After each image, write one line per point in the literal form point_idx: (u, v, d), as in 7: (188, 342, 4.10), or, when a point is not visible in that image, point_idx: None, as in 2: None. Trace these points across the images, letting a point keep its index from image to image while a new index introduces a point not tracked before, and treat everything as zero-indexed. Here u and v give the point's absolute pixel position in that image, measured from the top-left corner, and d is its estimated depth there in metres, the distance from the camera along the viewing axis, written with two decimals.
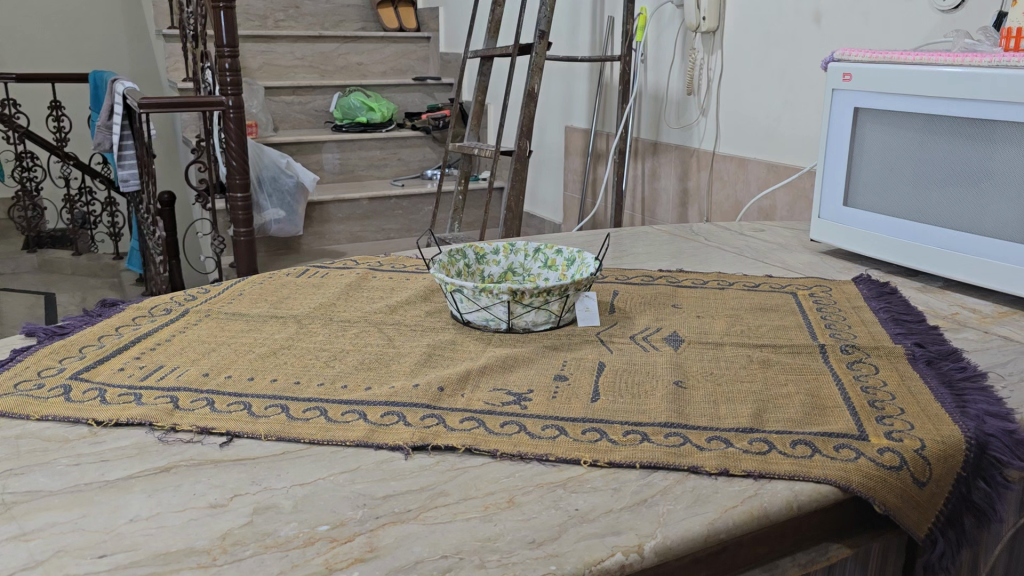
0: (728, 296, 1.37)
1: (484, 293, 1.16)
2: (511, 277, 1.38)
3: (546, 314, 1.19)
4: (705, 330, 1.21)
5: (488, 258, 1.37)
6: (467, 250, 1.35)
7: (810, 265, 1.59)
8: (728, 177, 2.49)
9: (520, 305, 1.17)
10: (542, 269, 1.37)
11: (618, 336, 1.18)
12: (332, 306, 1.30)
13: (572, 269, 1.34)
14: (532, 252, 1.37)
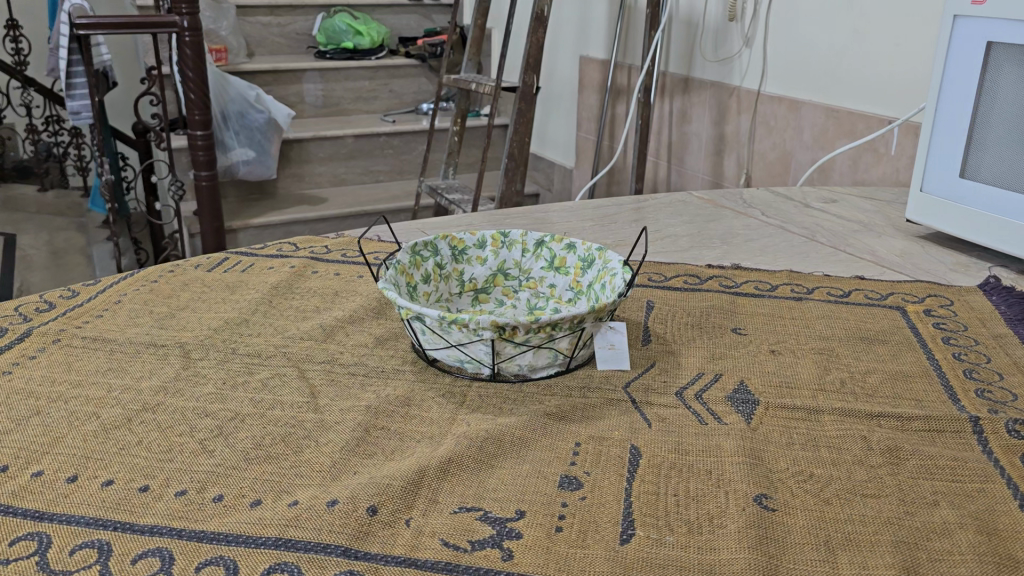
0: (808, 316, 0.97)
1: (455, 327, 0.76)
2: (502, 281, 0.98)
3: (550, 354, 0.80)
4: (787, 380, 0.82)
5: (469, 254, 0.97)
6: (439, 243, 0.95)
7: (909, 258, 1.18)
8: (777, 122, 2.04)
9: (512, 343, 0.77)
10: (546, 271, 0.98)
11: (659, 392, 0.79)
12: (246, 327, 0.91)
13: (589, 274, 0.94)
14: (531, 246, 0.98)
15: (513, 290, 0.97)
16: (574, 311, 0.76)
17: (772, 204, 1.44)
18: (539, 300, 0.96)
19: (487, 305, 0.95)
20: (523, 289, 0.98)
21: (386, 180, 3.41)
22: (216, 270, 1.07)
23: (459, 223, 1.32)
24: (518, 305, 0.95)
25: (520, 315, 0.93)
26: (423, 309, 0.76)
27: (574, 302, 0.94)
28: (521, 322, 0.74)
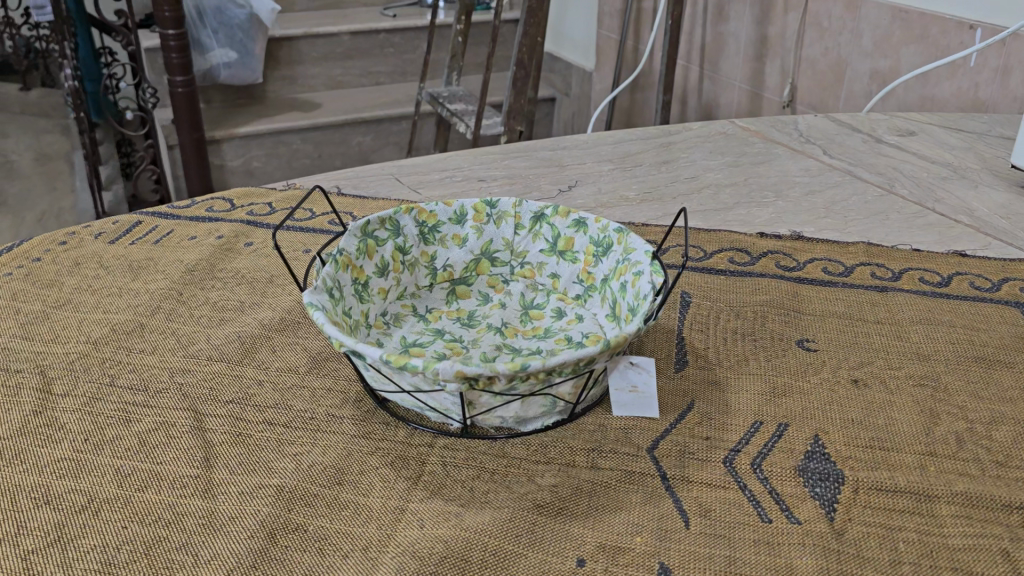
0: (898, 319, 0.72)
1: (406, 373, 0.52)
2: (487, 268, 0.74)
3: (547, 403, 0.56)
4: (880, 438, 0.58)
5: (443, 232, 0.73)
6: (401, 220, 0.71)
7: (1018, 219, 0.92)
8: (831, 24, 1.69)
9: (490, 394, 0.53)
10: (545, 255, 0.73)
11: (699, 460, 0.55)
12: (138, 338, 0.68)
13: (603, 264, 0.69)
14: (527, 221, 0.73)
15: (502, 281, 0.74)
16: (581, 351, 0.52)
17: (836, 140, 1.16)
18: (536, 296, 0.72)
19: (465, 303, 0.72)
20: (514, 279, 0.74)
21: (386, 82, 3.10)
22: (124, 246, 0.83)
23: (444, 164, 1.05)
24: (508, 304, 0.71)
25: (510, 320, 0.70)
26: (359, 346, 0.52)
27: (583, 301, 0.70)
28: (501, 371, 0.50)
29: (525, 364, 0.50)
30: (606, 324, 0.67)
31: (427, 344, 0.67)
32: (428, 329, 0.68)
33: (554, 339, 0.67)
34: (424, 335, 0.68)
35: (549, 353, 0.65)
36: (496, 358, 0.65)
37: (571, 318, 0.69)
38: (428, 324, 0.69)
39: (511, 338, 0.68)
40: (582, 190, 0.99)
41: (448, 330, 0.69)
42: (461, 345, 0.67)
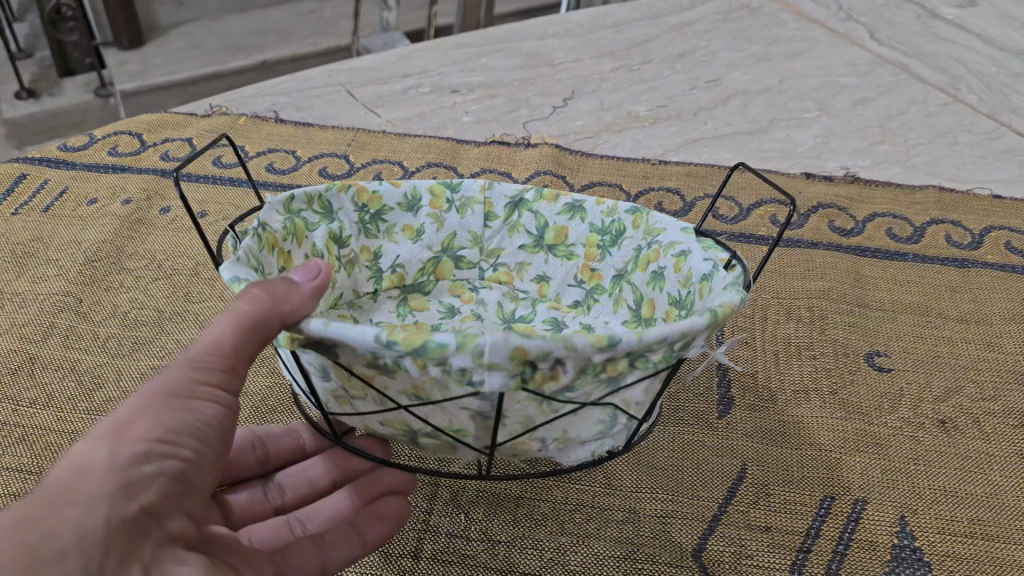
0: (986, 314, 0.58)
1: (412, 370, 0.32)
2: (449, 270, 0.53)
3: (605, 422, 0.38)
4: (981, 518, 0.46)
5: (390, 221, 0.50)
6: (335, 200, 0.48)
7: None
8: None
9: (533, 401, 0.35)
10: (528, 252, 0.52)
11: (760, 571, 0.43)
12: (26, 381, 0.52)
13: (613, 257, 0.50)
14: (500, 209, 0.51)
15: (470, 287, 0.53)
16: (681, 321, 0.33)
17: (882, 15, 0.95)
18: (517, 308, 0.52)
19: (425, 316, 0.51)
20: (485, 287, 0.53)
21: None
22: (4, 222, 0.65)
23: (406, 66, 0.85)
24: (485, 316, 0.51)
25: None
26: (334, 327, 0.32)
27: (586, 309, 0.51)
28: (581, 346, 0.31)
29: (613, 338, 0.31)
30: None
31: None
32: None
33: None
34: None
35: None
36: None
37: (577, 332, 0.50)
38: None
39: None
40: (581, 103, 0.80)
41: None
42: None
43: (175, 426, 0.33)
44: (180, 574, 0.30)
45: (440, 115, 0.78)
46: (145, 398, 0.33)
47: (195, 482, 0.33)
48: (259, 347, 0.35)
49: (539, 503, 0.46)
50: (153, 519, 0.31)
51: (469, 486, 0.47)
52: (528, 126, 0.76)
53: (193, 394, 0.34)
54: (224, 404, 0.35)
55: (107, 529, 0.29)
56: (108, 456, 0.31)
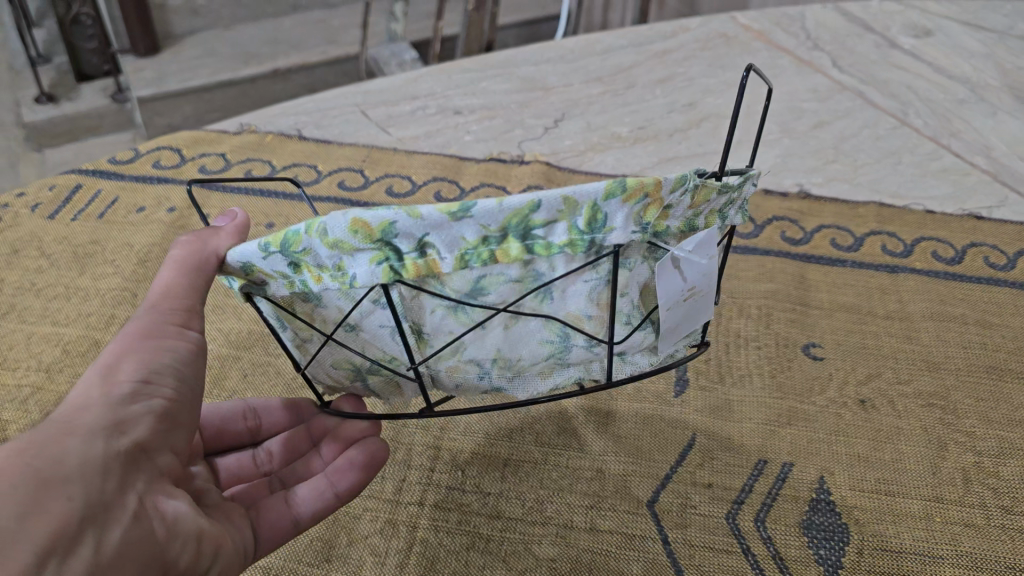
0: (909, 313, 0.68)
1: (313, 285, 0.39)
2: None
3: (553, 342, 0.43)
4: (886, 479, 0.56)
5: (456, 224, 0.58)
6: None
7: None
8: None
9: (448, 310, 0.41)
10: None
11: (701, 517, 0.53)
12: (94, 360, 0.62)
13: None
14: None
15: None
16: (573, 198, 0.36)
17: (845, 43, 1.05)
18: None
19: None
20: None
21: None
22: (66, 227, 0.75)
23: (414, 89, 0.95)
24: None
25: None
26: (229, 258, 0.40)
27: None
28: (427, 212, 0.35)
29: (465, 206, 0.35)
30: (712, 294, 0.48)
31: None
32: None
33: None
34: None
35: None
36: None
37: None
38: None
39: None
40: (569, 124, 0.90)
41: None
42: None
43: (155, 367, 0.41)
44: (171, 501, 0.39)
45: (443, 134, 0.88)
46: (126, 346, 0.41)
47: (178, 419, 0.41)
48: (203, 291, 0.43)
49: (523, 464, 0.56)
50: (142, 450, 0.38)
51: (465, 449, 0.57)
52: (521, 145, 0.86)
53: (163, 337, 0.42)
54: (192, 345, 0.43)
55: (108, 457, 0.36)
56: (102, 399, 0.38)
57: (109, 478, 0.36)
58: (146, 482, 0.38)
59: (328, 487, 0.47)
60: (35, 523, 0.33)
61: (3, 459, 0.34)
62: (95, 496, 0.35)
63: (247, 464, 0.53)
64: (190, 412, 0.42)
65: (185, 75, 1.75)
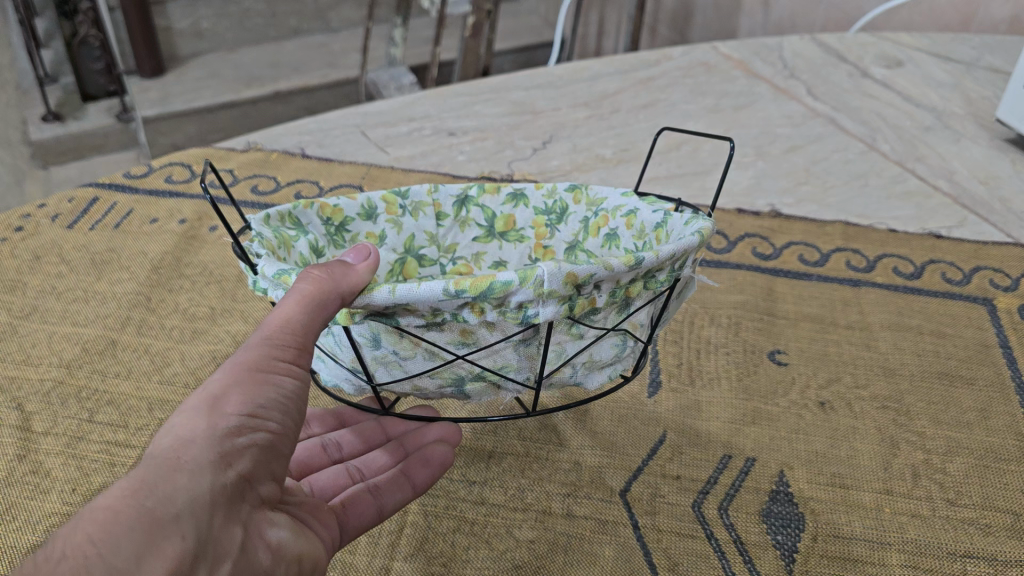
0: (868, 324, 0.73)
1: (471, 316, 0.44)
2: (414, 272, 0.61)
3: (618, 346, 0.51)
4: (841, 474, 0.60)
5: (353, 231, 0.58)
6: (302, 216, 0.55)
7: (997, 185, 0.90)
8: None
9: (566, 329, 0.47)
10: (482, 243, 0.62)
11: (669, 505, 0.58)
12: (110, 358, 0.67)
13: (560, 234, 0.61)
14: (450, 207, 0.61)
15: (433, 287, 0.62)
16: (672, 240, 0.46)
17: (819, 71, 1.11)
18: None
19: None
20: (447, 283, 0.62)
21: None
22: (82, 236, 0.80)
23: (412, 111, 1.01)
24: None
25: None
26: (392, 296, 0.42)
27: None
28: (617, 267, 0.43)
29: (639, 258, 0.44)
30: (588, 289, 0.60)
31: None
32: None
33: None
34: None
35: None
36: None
37: None
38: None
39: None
40: (557, 146, 0.95)
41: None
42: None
43: (262, 402, 0.40)
44: (271, 530, 0.40)
45: (438, 154, 0.93)
46: (233, 377, 0.40)
47: (281, 451, 0.41)
48: (316, 329, 0.42)
49: (506, 456, 0.61)
50: (247, 482, 0.39)
51: None
52: (512, 165, 0.92)
53: (271, 372, 0.41)
54: (299, 378, 0.42)
55: (217, 494, 0.37)
56: (209, 432, 0.38)
57: (217, 513, 0.36)
58: (247, 514, 0.39)
59: (409, 479, 0.52)
60: (151, 564, 0.33)
61: (117, 498, 0.34)
62: (204, 532, 0.36)
63: (318, 453, 0.57)
64: (292, 441, 0.42)
65: (191, 95, 1.81)
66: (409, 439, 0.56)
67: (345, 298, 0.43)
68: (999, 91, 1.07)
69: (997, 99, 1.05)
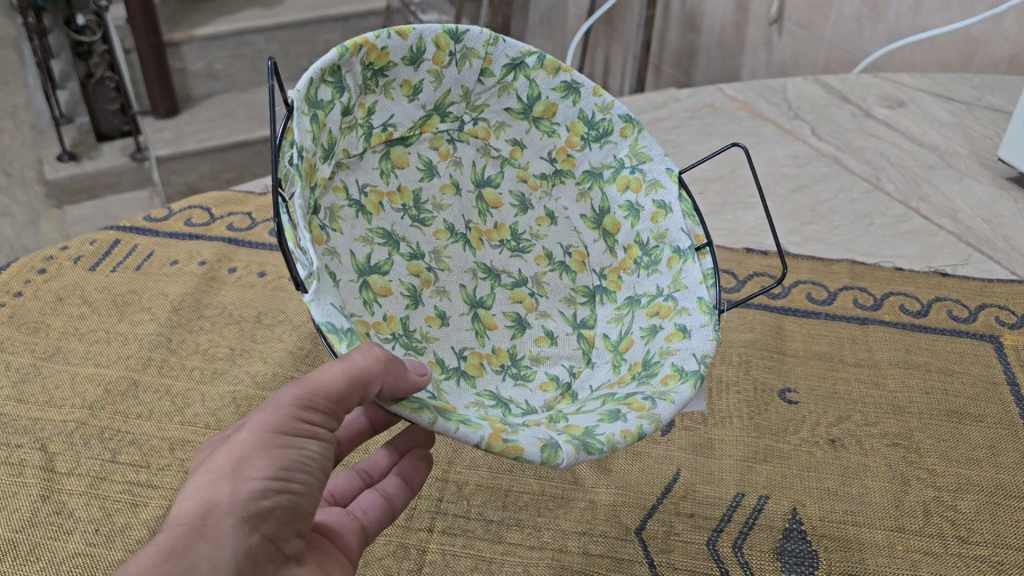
0: (877, 361, 0.74)
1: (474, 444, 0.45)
2: (434, 124, 0.56)
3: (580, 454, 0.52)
4: (853, 511, 0.61)
5: (391, 76, 0.51)
6: (346, 66, 0.48)
7: (1000, 223, 0.92)
8: None
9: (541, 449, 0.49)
10: (512, 116, 0.58)
11: (684, 543, 0.58)
12: (132, 399, 0.69)
13: (592, 151, 0.58)
14: (498, 68, 0.55)
15: (448, 140, 0.57)
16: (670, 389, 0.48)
17: (822, 111, 1.14)
18: (488, 166, 0.59)
19: (403, 175, 0.56)
20: (462, 140, 0.58)
21: None
22: (103, 279, 0.82)
23: None
24: (460, 185, 0.58)
25: (468, 215, 0.58)
26: (439, 427, 0.42)
27: (551, 188, 0.59)
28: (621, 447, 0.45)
29: (643, 431, 0.45)
30: (583, 230, 0.59)
31: (387, 267, 0.53)
32: (377, 235, 0.53)
33: (532, 253, 0.59)
34: (376, 250, 0.53)
35: (533, 284, 0.59)
36: (476, 292, 0.58)
37: (541, 216, 0.59)
38: (372, 222, 0.53)
39: (479, 249, 0.59)
40: None
41: (402, 235, 0.55)
42: (426, 266, 0.56)
43: (286, 465, 0.41)
44: None
45: None
46: (260, 438, 0.41)
47: (307, 512, 0.43)
48: (352, 401, 0.42)
49: (523, 493, 0.62)
50: (268, 543, 0.41)
51: (470, 480, 0.63)
52: None
53: (297, 435, 0.42)
54: (324, 440, 0.43)
55: (237, 558, 0.39)
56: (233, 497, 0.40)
57: None
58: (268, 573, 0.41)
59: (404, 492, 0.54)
60: None
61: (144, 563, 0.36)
62: None
63: None
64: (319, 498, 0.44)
65: (204, 135, 1.85)
66: (399, 440, 0.55)
67: (383, 383, 0.41)
68: (1000, 131, 1.09)
69: (998, 139, 1.07)
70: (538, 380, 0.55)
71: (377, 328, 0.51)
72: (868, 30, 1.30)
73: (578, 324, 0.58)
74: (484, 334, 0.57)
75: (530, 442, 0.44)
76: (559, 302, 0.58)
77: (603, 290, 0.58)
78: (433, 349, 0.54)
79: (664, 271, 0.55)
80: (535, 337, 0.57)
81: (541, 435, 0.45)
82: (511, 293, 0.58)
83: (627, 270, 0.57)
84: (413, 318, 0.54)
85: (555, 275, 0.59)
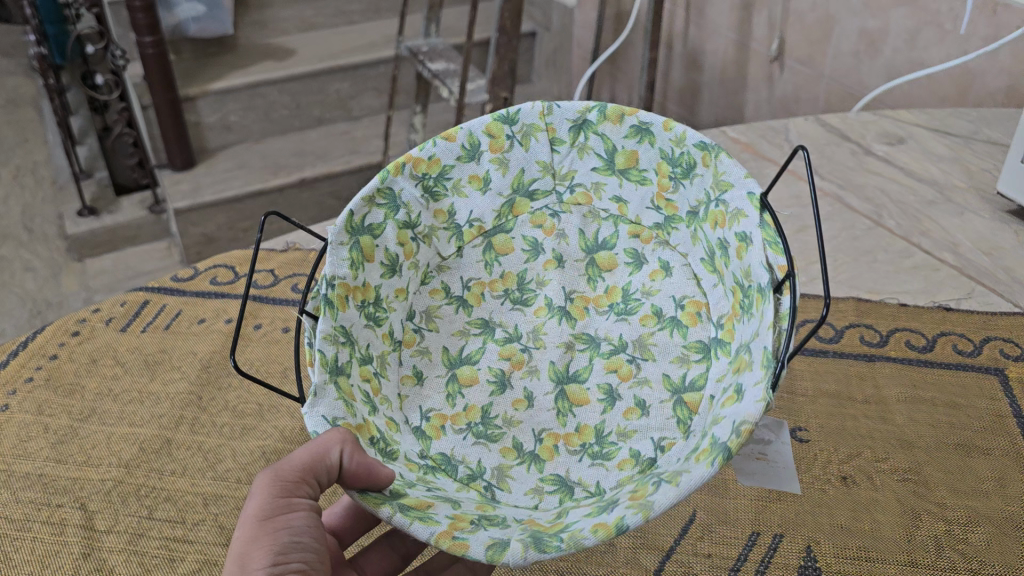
0: (885, 397, 0.76)
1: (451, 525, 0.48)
2: (527, 206, 0.61)
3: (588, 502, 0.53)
4: (868, 547, 0.63)
5: (454, 177, 0.58)
6: (395, 186, 0.55)
7: (1001, 255, 0.94)
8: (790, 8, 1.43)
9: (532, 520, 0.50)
10: (601, 174, 0.59)
11: None
12: (167, 457, 0.72)
13: (685, 190, 0.56)
14: (565, 133, 0.58)
15: (551, 214, 0.62)
16: (695, 467, 0.46)
17: (823, 150, 1.17)
18: (601, 229, 0.61)
19: (509, 260, 0.62)
20: (565, 211, 0.61)
21: None
22: (132, 340, 0.85)
23: None
24: (566, 258, 0.62)
25: (573, 286, 0.62)
26: (397, 519, 0.45)
27: (666, 236, 0.59)
28: (591, 543, 0.44)
29: (621, 525, 0.44)
30: (703, 275, 0.57)
31: (477, 356, 0.60)
32: (473, 325, 0.61)
33: (639, 312, 0.60)
34: (471, 341, 0.61)
35: (637, 346, 0.59)
36: (569, 368, 0.60)
37: (655, 268, 0.60)
38: (472, 313, 0.61)
39: (584, 318, 0.61)
40: None
41: (499, 320, 0.61)
42: (521, 347, 0.61)
43: (280, 549, 0.48)
44: None
45: None
46: (253, 533, 0.48)
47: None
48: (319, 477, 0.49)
49: None
50: None
51: None
52: None
53: (279, 522, 0.49)
54: (309, 519, 0.50)
55: None
56: None
57: None
58: None
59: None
60: None
61: None
62: None
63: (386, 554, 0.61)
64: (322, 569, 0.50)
65: (220, 187, 1.90)
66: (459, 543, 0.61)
67: (342, 447, 0.47)
68: (998, 164, 1.12)
69: (996, 172, 1.10)
70: (618, 457, 0.55)
71: (455, 419, 0.58)
72: (866, 65, 1.33)
73: (684, 386, 0.56)
74: (569, 412, 0.59)
75: (481, 540, 0.45)
76: (668, 361, 0.57)
77: (719, 342, 0.55)
78: (514, 434, 0.58)
79: (755, 313, 0.50)
80: (624, 410, 0.57)
81: (499, 532, 0.47)
82: (608, 364, 0.60)
83: (737, 318, 0.53)
84: (497, 404, 0.59)
85: (664, 335, 0.58)
